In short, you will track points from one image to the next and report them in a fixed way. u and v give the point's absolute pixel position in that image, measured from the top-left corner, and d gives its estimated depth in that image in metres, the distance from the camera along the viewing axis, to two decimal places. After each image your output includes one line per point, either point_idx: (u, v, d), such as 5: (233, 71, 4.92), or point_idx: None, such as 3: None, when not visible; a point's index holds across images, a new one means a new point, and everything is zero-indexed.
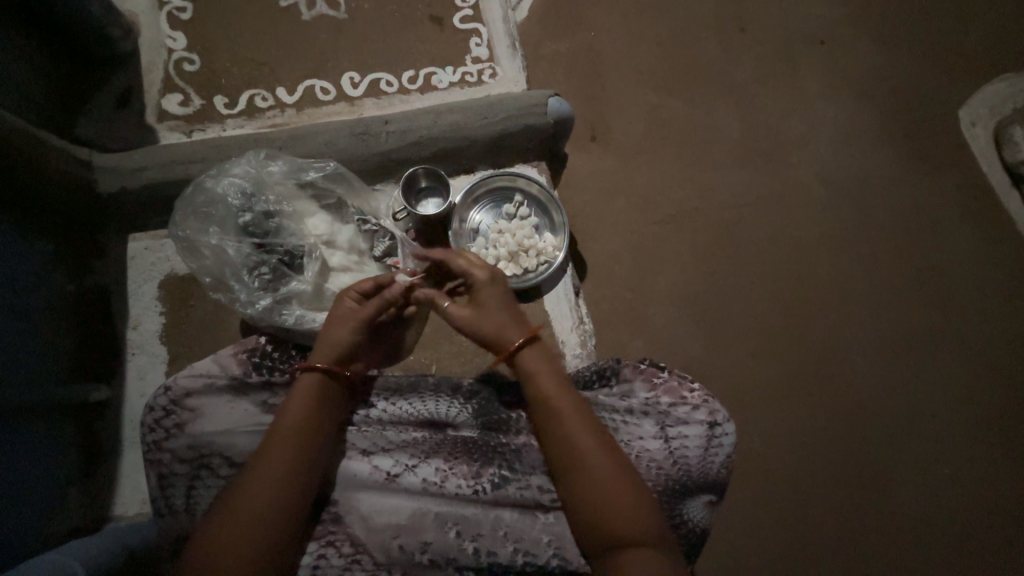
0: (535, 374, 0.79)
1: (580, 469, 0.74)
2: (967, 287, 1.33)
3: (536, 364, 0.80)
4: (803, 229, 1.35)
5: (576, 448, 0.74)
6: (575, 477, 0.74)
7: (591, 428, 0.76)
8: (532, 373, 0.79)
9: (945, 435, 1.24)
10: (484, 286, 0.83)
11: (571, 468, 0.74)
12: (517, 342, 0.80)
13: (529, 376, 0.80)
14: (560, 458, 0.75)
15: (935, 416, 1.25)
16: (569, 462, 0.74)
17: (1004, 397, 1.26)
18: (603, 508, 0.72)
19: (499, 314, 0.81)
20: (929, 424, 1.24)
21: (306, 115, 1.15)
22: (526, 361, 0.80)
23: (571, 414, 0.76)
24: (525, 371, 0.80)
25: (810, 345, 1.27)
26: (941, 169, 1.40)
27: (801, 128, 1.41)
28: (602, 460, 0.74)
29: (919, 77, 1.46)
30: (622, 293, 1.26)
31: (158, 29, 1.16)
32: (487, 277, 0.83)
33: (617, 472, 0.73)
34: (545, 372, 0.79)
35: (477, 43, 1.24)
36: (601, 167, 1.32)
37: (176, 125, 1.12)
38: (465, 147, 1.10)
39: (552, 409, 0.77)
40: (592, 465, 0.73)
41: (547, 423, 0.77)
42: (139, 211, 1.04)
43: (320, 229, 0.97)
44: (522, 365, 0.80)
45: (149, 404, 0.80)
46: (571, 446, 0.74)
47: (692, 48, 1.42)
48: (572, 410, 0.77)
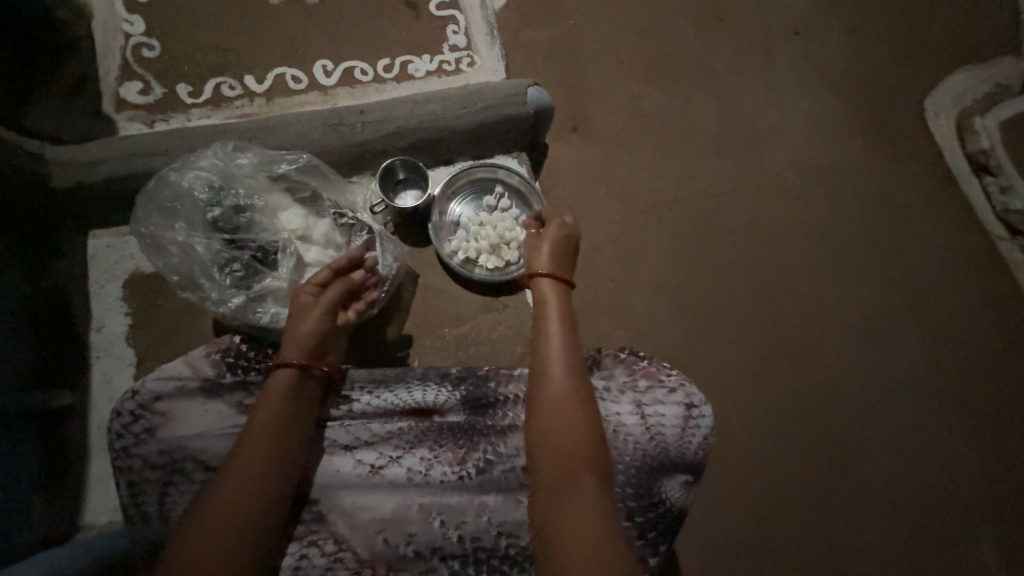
0: (544, 302, 0.86)
1: (546, 390, 0.76)
2: (931, 272, 1.38)
3: (550, 296, 0.86)
4: (779, 217, 1.38)
5: (547, 373, 0.78)
6: (548, 419, 0.73)
7: (570, 363, 0.78)
8: (545, 300, 0.86)
9: (910, 413, 1.29)
10: (554, 233, 0.95)
11: (547, 411, 0.74)
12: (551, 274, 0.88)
13: (540, 302, 0.86)
14: (542, 398, 0.75)
15: (901, 397, 1.30)
16: (537, 383, 0.77)
17: (964, 378, 1.33)
18: (566, 459, 0.70)
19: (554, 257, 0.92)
20: (896, 403, 1.30)
21: (276, 104, 1.11)
22: (545, 287, 0.87)
23: (559, 343, 0.80)
24: (539, 297, 0.87)
25: (786, 332, 1.31)
26: (908, 159, 1.45)
27: (776, 117, 1.43)
28: (580, 411, 0.73)
29: (887, 68, 1.50)
30: (604, 285, 1.27)
31: (113, 12, 1.10)
32: (559, 229, 0.95)
33: (575, 401, 0.74)
34: (555, 301, 0.86)
35: (454, 31, 1.21)
36: (582, 157, 1.31)
37: (136, 115, 1.06)
38: (444, 137, 1.08)
39: (551, 334, 0.82)
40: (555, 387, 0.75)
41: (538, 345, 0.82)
42: (100, 207, 0.98)
43: (295, 224, 0.93)
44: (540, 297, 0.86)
45: (117, 410, 0.76)
46: (547, 367, 0.78)
47: (671, 38, 1.42)
48: (562, 341, 0.81)
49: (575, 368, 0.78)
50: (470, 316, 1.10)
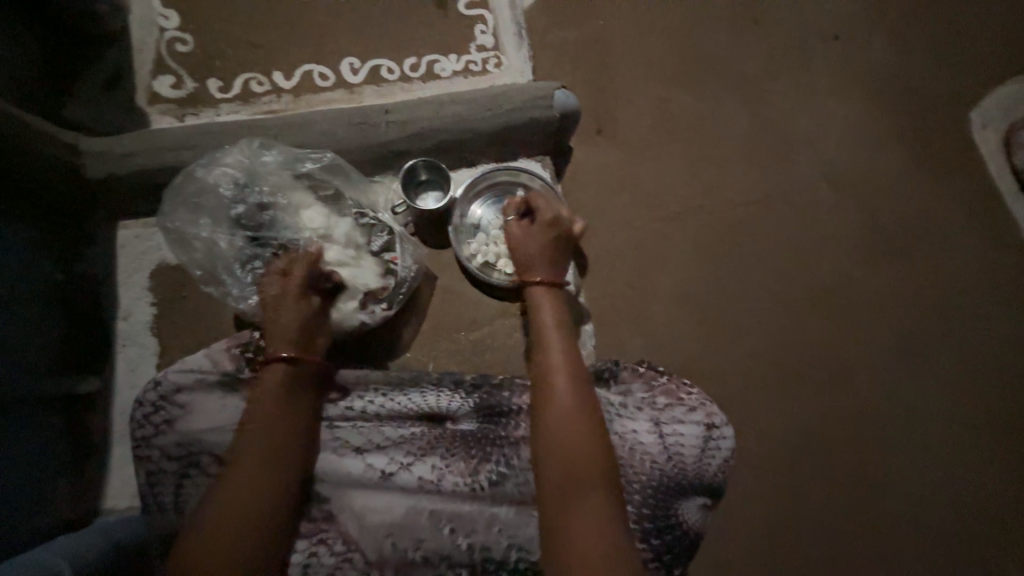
0: (541, 313, 0.84)
1: (551, 412, 0.75)
2: (971, 293, 1.31)
3: (544, 307, 0.84)
4: (809, 230, 1.32)
5: (549, 393, 0.77)
6: (551, 421, 0.74)
7: (574, 382, 0.78)
8: (540, 312, 0.84)
9: (940, 441, 1.23)
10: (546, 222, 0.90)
11: (547, 413, 0.75)
12: (541, 278, 0.86)
13: (536, 313, 0.84)
14: (542, 400, 0.77)
15: (932, 424, 1.24)
16: (540, 402, 0.77)
17: (1001, 406, 1.26)
18: (569, 459, 0.71)
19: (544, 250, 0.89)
20: (925, 430, 1.24)
21: (303, 101, 1.11)
22: (535, 294, 0.84)
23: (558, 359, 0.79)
24: (534, 307, 0.85)
25: (812, 351, 1.26)
26: (950, 172, 1.38)
27: (812, 126, 1.37)
28: (586, 423, 0.74)
29: (933, 76, 1.42)
30: (624, 294, 1.24)
31: (150, 7, 1.11)
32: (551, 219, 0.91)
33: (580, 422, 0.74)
34: (551, 314, 0.84)
35: (482, 30, 1.20)
36: (605, 162, 1.28)
37: (168, 109, 1.07)
38: (468, 139, 1.07)
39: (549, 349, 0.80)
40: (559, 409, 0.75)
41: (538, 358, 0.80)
42: (129, 198, 1.00)
43: (317, 223, 0.93)
44: (534, 301, 0.85)
45: (139, 400, 0.78)
46: (549, 387, 0.77)
47: (704, 41, 1.37)
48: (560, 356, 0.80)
49: (577, 372, 0.79)
50: (487, 320, 1.09)
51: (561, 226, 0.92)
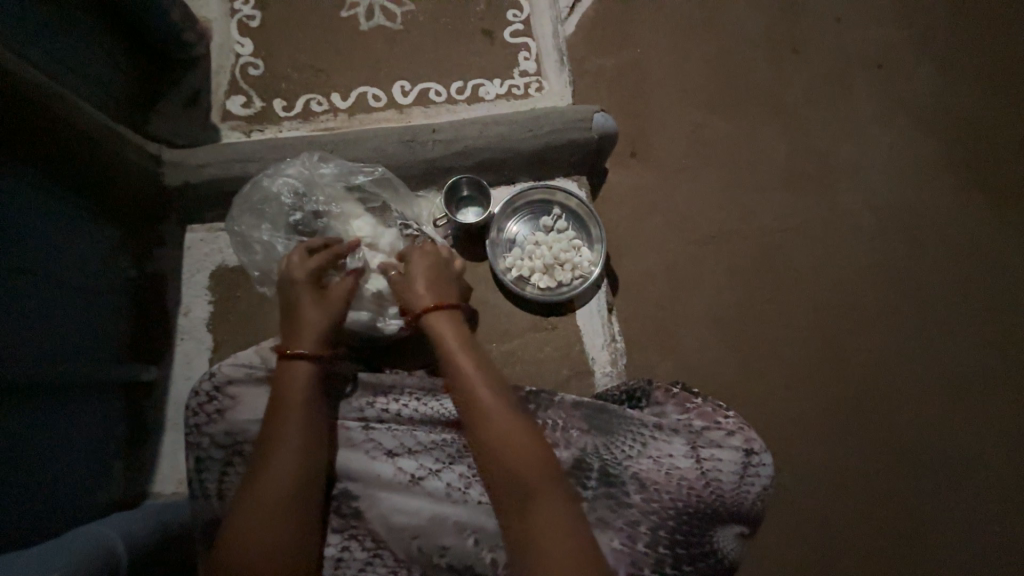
0: (442, 336, 0.83)
1: (482, 428, 0.73)
2: (1021, 332, 1.28)
3: (444, 327, 0.83)
4: (850, 258, 1.30)
5: (476, 409, 0.75)
6: (482, 445, 0.73)
7: (496, 393, 0.76)
8: (443, 333, 0.83)
9: (981, 484, 1.20)
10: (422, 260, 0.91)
11: (475, 437, 0.74)
12: (430, 305, 0.85)
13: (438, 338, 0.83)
14: (466, 426, 0.76)
15: (972, 467, 1.21)
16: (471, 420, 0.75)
17: None
18: (517, 478, 0.69)
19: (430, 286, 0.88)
20: (965, 471, 1.21)
21: (357, 120, 1.20)
22: (431, 322, 0.83)
23: (476, 374, 0.78)
24: (434, 333, 0.83)
25: (852, 383, 1.23)
26: (1005, 206, 1.33)
27: (854, 153, 1.36)
28: (523, 434, 0.72)
29: (987, 106, 1.39)
30: (657, 314, 1.24)
31: (228, 34, 1.22)
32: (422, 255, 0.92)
33: (516, 428, 0.73)
34: (454, 333, 0.83)
35: (525, 57, 1.26)
36: (641, 183, 1.31)
37: (237, 125, 1.18)
38: (509, 158, 1.12)
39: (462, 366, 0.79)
40: (487, 423, 0.73)
41: (455, 378, 0.79)
42: (198, 205, 1.09)
43: (365, 232, 0.99)
44: (430, 329, 0.84)
45: (195, 389, 0.82)
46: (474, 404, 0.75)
47: (743, 69, 1.39)
48: (478, 370, 0.79)
49: (498, 385, 0.78)
50: (519, 333, 1.12)
51: (432, 257, 0.93)
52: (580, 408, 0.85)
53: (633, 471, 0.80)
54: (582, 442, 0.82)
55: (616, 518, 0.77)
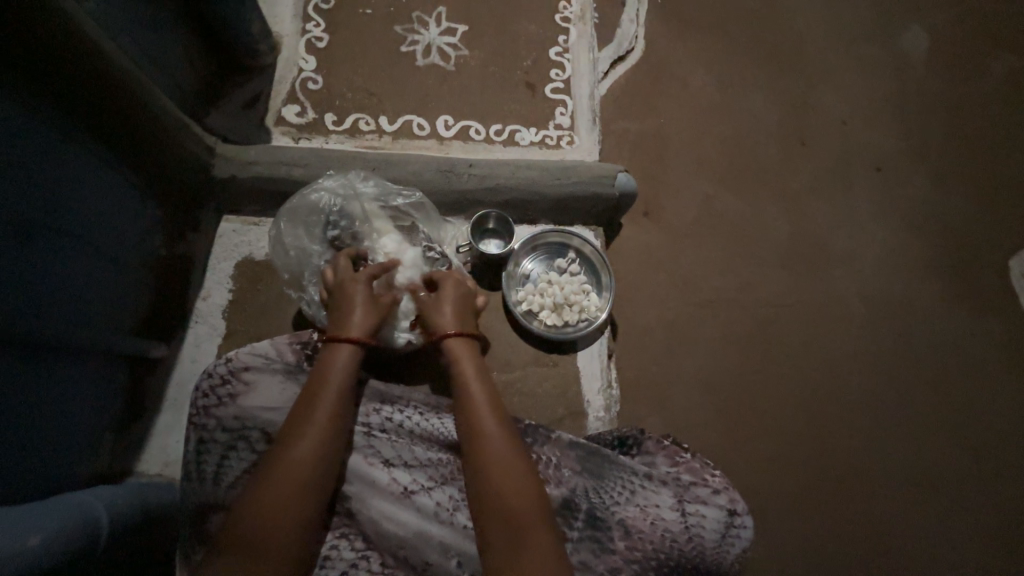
0: (459, 359, 0.87)
1: (481, 454, 0.76)
2: (997, 436, 1.33)
3: (461, 352, 0.88)
4: (840, 342, 1.37)
5: (481, 434, 0.78)
6: (476, 465, 0.76)
7: (501, 423, 0.80)
8: (459, 358, 0.87)
9: None
10: (452, 288, 0.97)
11: (473, 457, 0.77)
12: (451, 330, 0.90)
13: (454, 360, 0.87)
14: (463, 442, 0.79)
15: (945, 565, 1.23)
16: (473, 446, 0.77)
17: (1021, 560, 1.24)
18: (503, 500, 0.72)
19: (455, 311, 0.93)
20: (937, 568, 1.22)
21: (399, 143, 1.28)
22: (452, 344, 0.88)
23: (484, 402, 0.82)
24: (451, 355, 0.88)
25: (833, 463, 1.27)
26: (987, 314, 1.43)
27: (850, 245, 1.46)
28: (520, 467, 0.75)
29: (975, 221, 1.51)
30: (653, 367, 1.29)
31: (295, 49, 1.32)
32: (453, 283, 0.97)
33: (513, 459, 0.76)
34: (471, 360, 0.87)
35: (562, 112, 1.38)
36: (652, 242, 1.39)
37: (288, 131, 1.25)
38: (534, 200, 1.20)
39: (472, 393, 0.83)
40: (489, 449, 0.76)
41: (464, 403, 0.82)
42: (238, 198, 1.14)
43: (391, 249, 1.04)
44: (448, 351, 0.88)
45: (208, 370, 0.83)
46: (478, 430, 0.78)
47: (756, 153, 1.51)
48: (487, 399, 0.82)
49: (503, 415, 0.81)
50: (520, 365, 1.15)
51: (462, 285, 0.98)
52: (575, 448, 0.88)
53: (619, 518, 0.82)
54: (572, 482, 0.84)
55: (598, 563, 0.79)
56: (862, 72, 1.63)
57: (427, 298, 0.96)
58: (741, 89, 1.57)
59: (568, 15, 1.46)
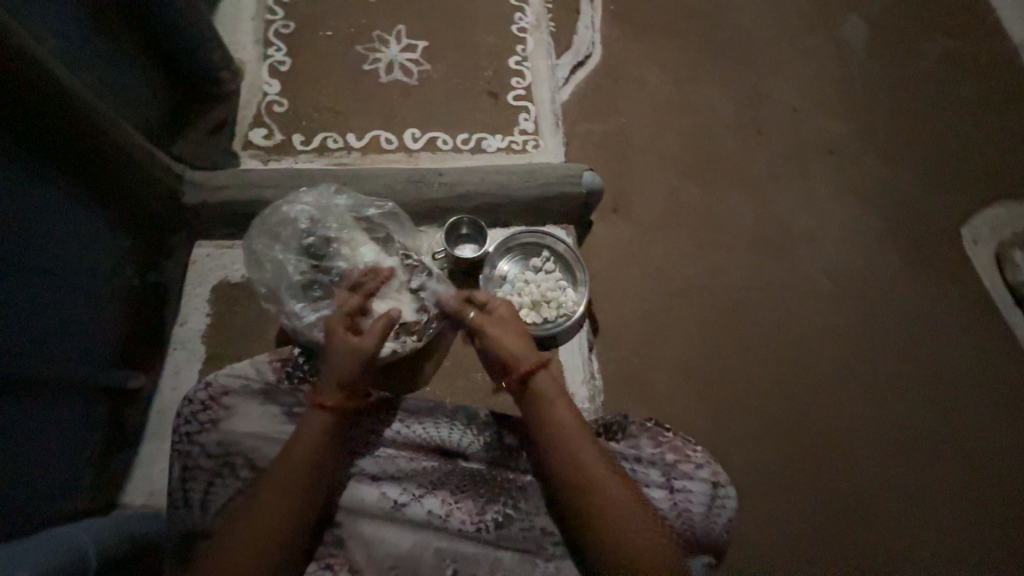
0: (552, 398, 0.83)
1: (604, 496, 0.75)
2: (965, 394, 1.41)
3: (553, 390, 0.84)
4: (809, 317, 1.43)
5: (599, 476, 0.76)
6: (600, 508, 0.74)
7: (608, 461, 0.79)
8: (554, 397, 0.84)
9: (941, 540, 1.27)
10: (506, 314, 0.96)
11: (593, 501, 0.75)
12: (529, 364, 0.86)
13: (546, 400, 0.83)
14: (577, 487, 0.76)
15: (931, 521, 1.28)
16: (591, 489, 0.75)
17: (999, 509, 1.31)
18: (638, 537, 0.72)
19: (516, 339, 0.92)
20: (922, 526, 1.28)
21: (368, 158, 1.31)
22: (542, 380, 0.85)
23: (589, 442, 0.79)
24: (542, 394, 0.84)
25: (814, 433, 1.32)
26: (943, 279, 1.52)
27: (810, 224, 1.53)
28: (638, 502, 0.76)
29: (922, 194, 1.61)
30: (634, 357, 1.33)
31: (258, 74, 1.34)
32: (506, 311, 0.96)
33: (632, 496, 0.76)
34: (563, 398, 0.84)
35: (525, 118, 1.42)
36: (624, 236, 1.44)
37: (256, 153, 1.27)
38: (505, 203, 1.24)
39: (573, 435, 0.80)
40: (613, 490, 0.75)
41: (567, 447, 0.78)
42: (210, 223, 1.15)
43: (369, 258, 1.05)
44: (537, 390, 0.85)
45: (188, 397, 0.84)
46: (593, 472, 0.76)
47: (714, 144, 1.59)
48: (588, 438, 0.80)
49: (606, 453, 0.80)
50: None
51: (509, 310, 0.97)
52: None
53: None
54: None
55: None
56: (806, 62, 1.73)
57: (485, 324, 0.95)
58: (695, 86, 1.65)
59: (524, 26, 1.52)
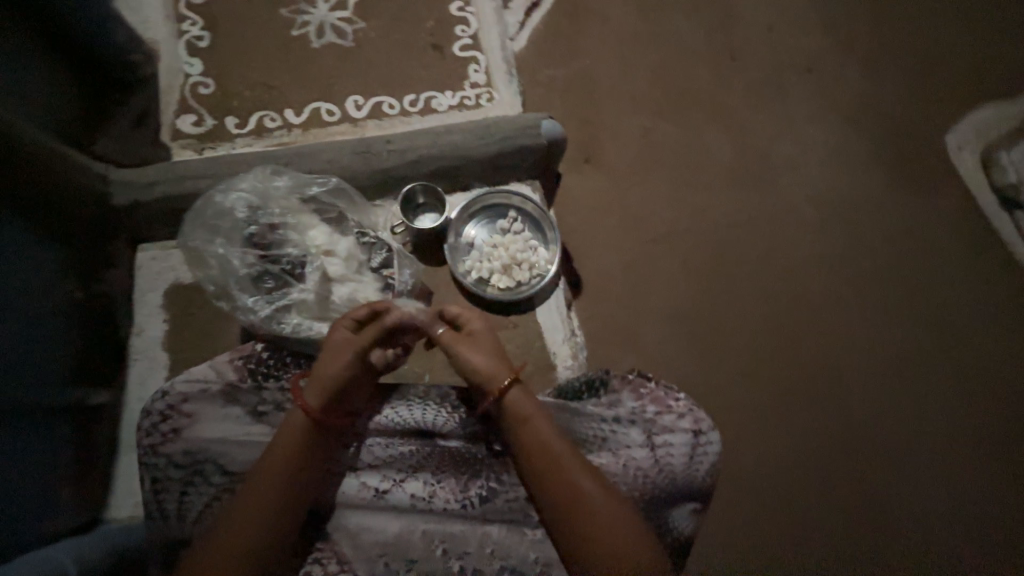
0: (529, 417, 0.80)
1: (584, 514, 0.73)
2: (958, 305, 1.38)
3: (530, 410, 0.80)
4: (793, 246, 1.39)
5: (578, 496, 0.74)
6: (578, 527, 0.73)
7: (592, 477, 0.76)
8: (531, 416, 0.80)
9: (940, 451, 1.27)
10: (480, 331, 0.88)
11: (571, 520, 0.74)
12: (501, 387, 0.81)
13: (523, 419, 0.80)
14: (555, 507, 0.75)
15: (929, 434, 1.28)
16: (570, 508, 0.74)
17: (996, 415, 1.31)
18: (619, 553, 0.72)
19: (488, 356, 0.85)
20: (920, 439, 1.28)
21: (312, 134, 1.22)
22: (516, 403, 0.80)
23: (571, 460, 0.77)
24: (517, 415, 0.80)
25: (805, 363, 1.31)
26: (929, 191, 1.46)
27: (789, 149, 1.46)
28: (623, 519, 0.74)
29: (904, 103, 1.53)
30: (617, 310, 1.29)
31: (176, 55, 1.23)
32: (482, 329, 0.88)
33: (617, 512, 0.74)
34: (541, 415, 0.80)
35: (475, 69, 1.32)
36: (595, 185, 1.37)
37: (189, 143, 1.18)
38: (462, 165, 1.16)
39: (553, 453, 0.77)
40: (594, 509, 0.73)
41: (546, 467, 0.76)
42: (149, 224, 1.08)
43: (321, 240, 1.00)
44: (512, 410, 0.81)
45: (147, 409, 0.80)
46: (573, 492, 0.74)
47: (682, 75, 1.49)
48: (571, 456, 0.77)
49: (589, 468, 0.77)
50: None
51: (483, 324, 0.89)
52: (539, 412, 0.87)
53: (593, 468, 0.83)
54: None
55: None
56: None
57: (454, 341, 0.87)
58: (656, 13, 1.52)
59: None
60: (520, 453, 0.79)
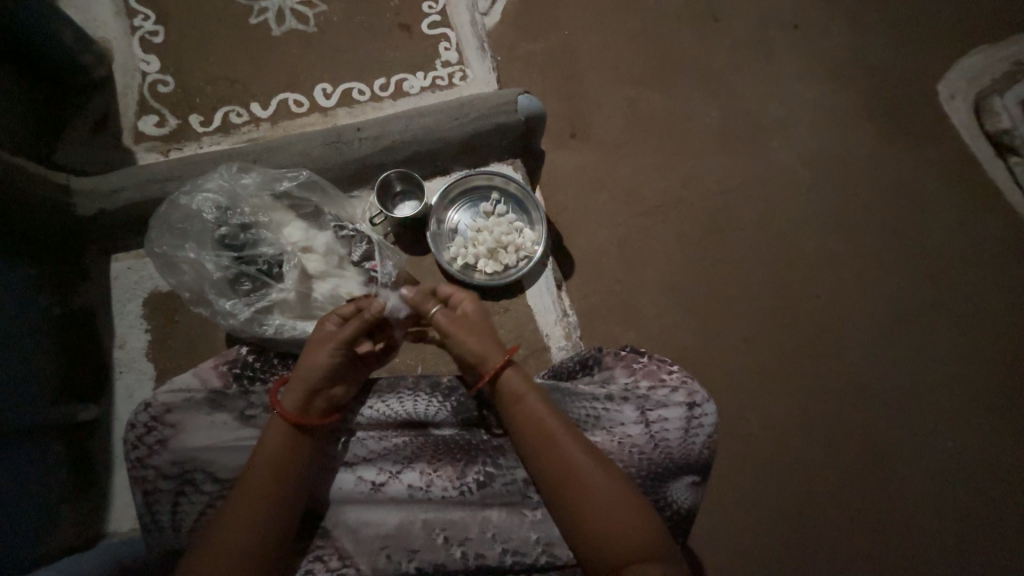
0: (520, 396, 0.78)
1: (580, 488, 0.72)
2: (954, 258, 1.36)
3: (522, 389, 0.79)
4: (785, 209, 1.36)
5: (574, 470, 0.73)
6: (575, 503, 0.72)
7: (586, 452, 0.75)
8: (523, 395, 0.78)
9: (938, 405, 1.27)
10: (475, 309, 0.85)
11: (569, 496, 0.73)
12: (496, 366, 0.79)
13: (515, 399, 0.78)
14: (551, 483, 0.74)
15: (927, 389, 1.28)
16: (567, 483, 0.73)
17: (995, 365, 1.30)
18: (616, 527, 0.70)
19: (483, 335, 0.82)
20: (919, 395, 1.28)
21: (281, 127, 1.17)
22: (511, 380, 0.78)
23: (566, 436, 0.76)
24: (508, 395, 0.79)
25: (802, 327, 1.30)
26: (922, 143, 1.42)
27: (777, 110, 1.42)
28: (619, 491, 0.73)
29: (894, 52, 1.47)
30: (609, 286, 1.27)
31: (131, 53, 1.17)
32: (475, 309, 0.85)
33: (612, 485, 0.73)
34: (533, 394, 0.79)
35: (446, 47, 1.26)
36: (579, 161, 1.33)
37: (153, 146, 1.13)
38: (438, 148, 1.11)
39: (548, 430, 0.76)
40: (590, 484, 0.72)
41: (541, 444, 0.75)
42: (119, 232, 1.05)
43: (296, 237, 0.98)
44: (505, 390, 0.79)
45: (130, 422, 0.79)
46: (569, 467, 0.73)
47: (663, 39, 1.43)
48: (566, 433, 0.76)
49: (584, 442, 0.77)
50: None
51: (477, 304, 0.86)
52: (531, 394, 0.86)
53: None
54: None
55: None
56: None
57: (448, 321, 0.83)
58: None
59: None
60: (515, 432, 0.78)
